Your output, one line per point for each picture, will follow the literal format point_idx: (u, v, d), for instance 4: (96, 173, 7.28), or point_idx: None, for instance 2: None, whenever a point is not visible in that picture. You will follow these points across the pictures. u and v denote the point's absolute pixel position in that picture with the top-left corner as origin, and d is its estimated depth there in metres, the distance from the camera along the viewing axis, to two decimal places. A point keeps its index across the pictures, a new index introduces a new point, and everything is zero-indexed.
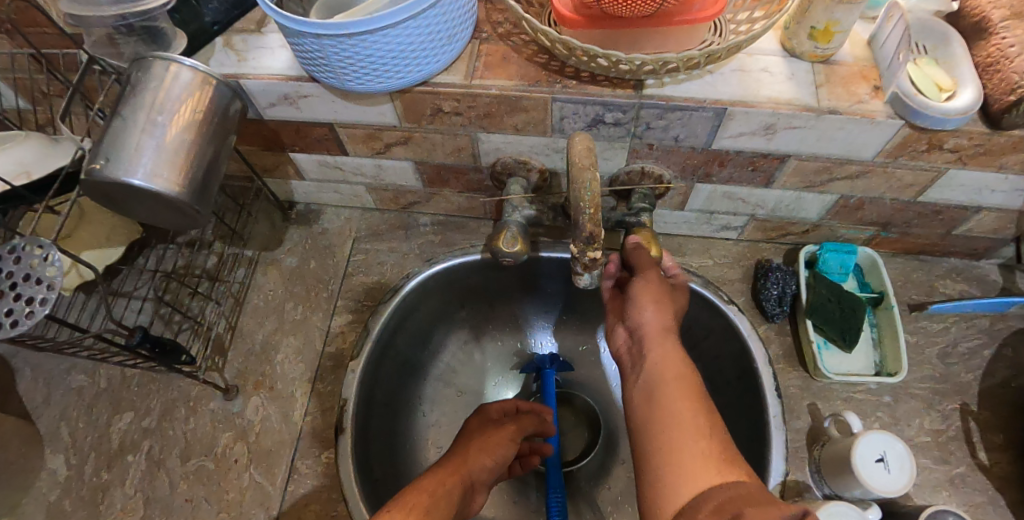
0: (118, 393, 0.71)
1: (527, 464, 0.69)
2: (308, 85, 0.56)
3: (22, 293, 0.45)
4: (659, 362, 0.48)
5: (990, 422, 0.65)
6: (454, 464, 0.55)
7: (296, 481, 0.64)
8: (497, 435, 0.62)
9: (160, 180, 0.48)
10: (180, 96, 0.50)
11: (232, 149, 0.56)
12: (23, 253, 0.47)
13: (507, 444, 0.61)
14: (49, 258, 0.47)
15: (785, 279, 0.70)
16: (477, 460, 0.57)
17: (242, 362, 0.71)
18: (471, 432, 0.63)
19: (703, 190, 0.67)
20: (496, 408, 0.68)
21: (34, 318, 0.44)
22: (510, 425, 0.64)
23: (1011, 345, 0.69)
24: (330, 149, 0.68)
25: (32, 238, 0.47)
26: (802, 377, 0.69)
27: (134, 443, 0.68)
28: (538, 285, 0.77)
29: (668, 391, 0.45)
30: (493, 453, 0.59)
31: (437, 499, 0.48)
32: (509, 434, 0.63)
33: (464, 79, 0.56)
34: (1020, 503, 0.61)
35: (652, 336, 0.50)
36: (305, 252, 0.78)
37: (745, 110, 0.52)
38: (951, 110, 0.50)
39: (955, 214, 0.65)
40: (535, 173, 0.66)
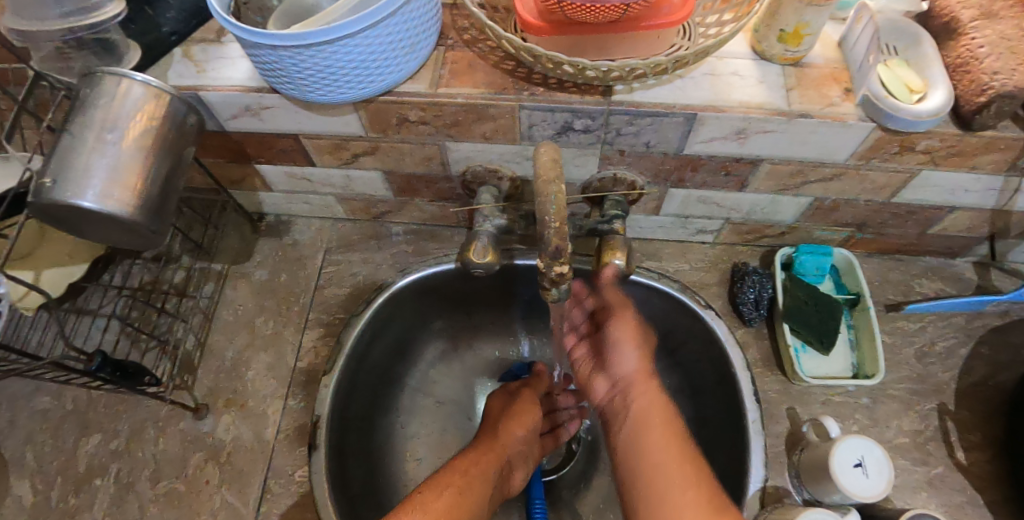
0: (86, 414, 0.69)
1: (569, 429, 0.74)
2: (269, 96, 0.55)
3: None
4: (637, 411, 0.49)
5: (968, 421, 0.65)
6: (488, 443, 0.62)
7: (269, 501, 0.63)
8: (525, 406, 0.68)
9: (111, 201, 0.46)
10: (132, 113, 0.49)
11: (187, 165, 0.54)
12: None
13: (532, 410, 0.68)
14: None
15: (761, 282, 0.70)
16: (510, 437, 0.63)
17: (212, 380, 0.69)
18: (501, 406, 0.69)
19: (678, 195, 0.66)
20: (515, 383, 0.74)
21: None
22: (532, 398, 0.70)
23: (988, 343, 0.69)
24: (297, 160, 0.66)
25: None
26: (780, 381, 0.68)
27: (102, 467, 0.66)
28: (514, 292, 0.76)
29: (653, 447, 0.47)
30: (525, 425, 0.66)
31: (472, 479, 0.55)
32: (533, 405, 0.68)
33: (429, 88, 0.54)
34: (998, 501, 0.61)
35: (635, 388, 0.52)
36: (276, 264, 0.76)
37: (716, 115, 0.52)
38: (923, 112, 0.49)
39: (929, 214, 0.64)
40: (506, 181, 0.65)
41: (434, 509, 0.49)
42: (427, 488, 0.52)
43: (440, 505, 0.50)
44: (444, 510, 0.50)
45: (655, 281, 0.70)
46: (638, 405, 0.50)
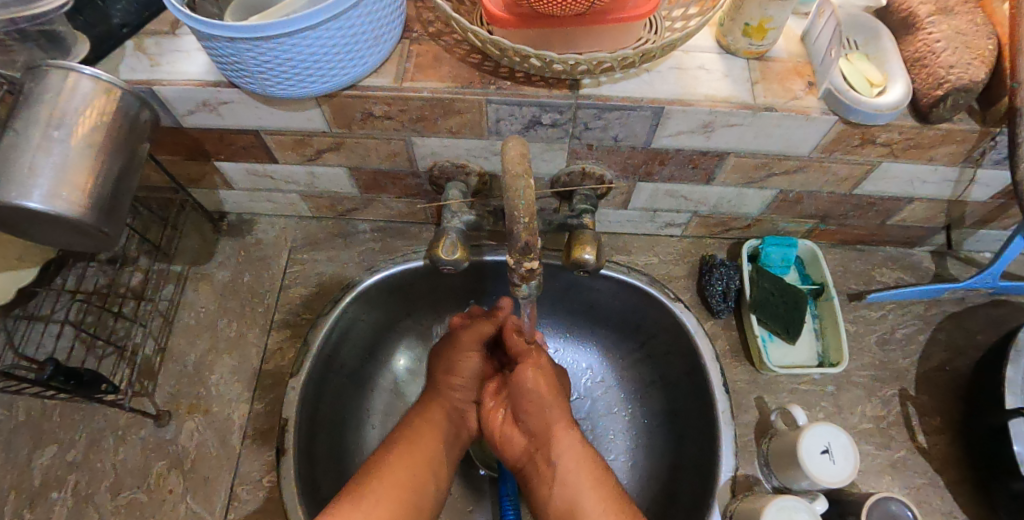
0: (39, 425, 0.66)
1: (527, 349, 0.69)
2: (227, 91, 0.53)
3: None
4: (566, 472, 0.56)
5: (928, 405, 0.67)
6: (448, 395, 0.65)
7: (236, 508, 0.61)
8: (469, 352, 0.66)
9: (59, 201, 0.44)
10: (80, 108, 0.46)
11: (142, 162, 0.52)
12: None
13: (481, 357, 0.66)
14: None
15: (729, 274, 0.71)
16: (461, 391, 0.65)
17: (174, 385, 0.67)
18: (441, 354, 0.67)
19: (646, 188, 0.66)
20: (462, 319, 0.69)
21: None
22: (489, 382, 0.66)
23: (945, 329, 0.71)
24: (258, 157, 0.64)
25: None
26: (748, 371, 0.69)
27: (58, 479, 0.63)
28: (485, 288, 0.76)
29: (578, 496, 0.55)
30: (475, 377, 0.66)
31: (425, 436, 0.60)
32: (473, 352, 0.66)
33: (394, 82, 0.53)
34: (957, 482, 0.63)
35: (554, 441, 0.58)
36: (238, 264, 0.74)
37: (683, 109, 0.52)
38: (883, 105, 0.50)
39: (889, 205, 0.66)
40: (474, 176, 0.64)
41: (389, 474, 0.54)
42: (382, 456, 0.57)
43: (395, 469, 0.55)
44: (399, 475, 0.54)
45: (624, 275, 0.71)
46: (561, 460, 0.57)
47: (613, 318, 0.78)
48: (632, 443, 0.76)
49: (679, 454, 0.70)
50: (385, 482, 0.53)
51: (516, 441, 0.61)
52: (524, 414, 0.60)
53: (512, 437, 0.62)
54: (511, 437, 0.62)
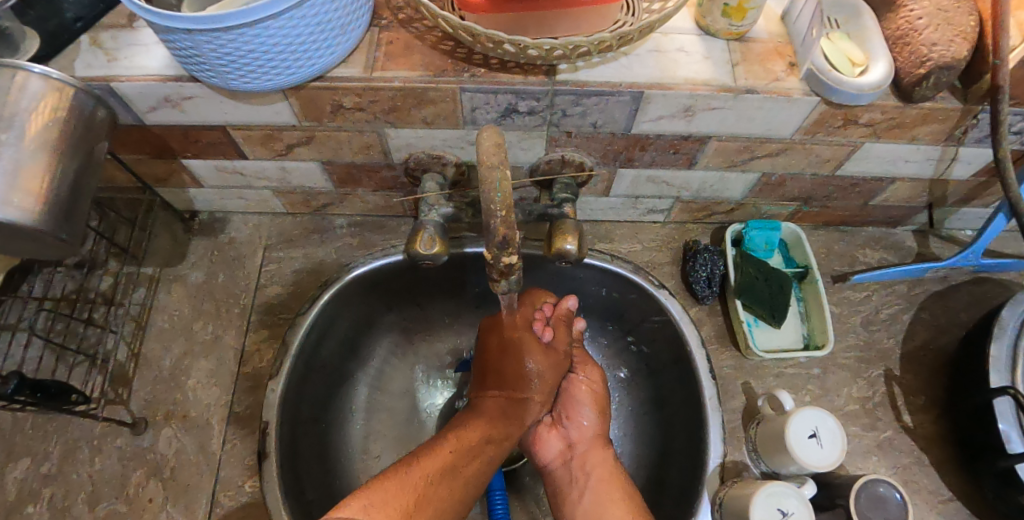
0: (10, 438, 0.64)
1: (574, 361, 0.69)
2: (188, 85, 0.50)
3: None
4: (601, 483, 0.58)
5: (912, 385, 0.67)
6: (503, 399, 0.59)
7: (219, 514, 0.60)
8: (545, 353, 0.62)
9: (12, 209, 0.41)
10: (30, 108, 0.43)
11: (97, 164, 0.49)
12: None
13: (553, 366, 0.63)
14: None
15: (713, 260, 0.70)
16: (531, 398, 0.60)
17: (150, 392, 0.65)
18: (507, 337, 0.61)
19: (628, 175, 0.65)
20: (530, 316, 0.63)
21: None
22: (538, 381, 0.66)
23: (928, 308, 0.71)
24: (226, 153, 0.62)
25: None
26: (735, 356, 0.69)
27: (33, 493, 0.61)
28: (467, 281, 0.75)
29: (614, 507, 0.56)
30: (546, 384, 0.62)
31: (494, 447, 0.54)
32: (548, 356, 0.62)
33: (364, 72, 0.51)
34: (942, 459, 0.64)
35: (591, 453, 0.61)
36: (212, 265, 0.72)
37: (662, 93, 0.50)
38: (865, 85, 0.49)
39: (872, 185, 0.66)
40: (451, 167, 0.62)
41: (461, 473, 0.49)
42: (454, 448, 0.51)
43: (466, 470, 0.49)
44: (467, 476, 0.49)
45: (608, 263, 0.70)
46: (596, 471, 0.60)
47: (599, 307, 0.77)
48: (620, 433, 0.75)
49: (667, 440, 0.70)
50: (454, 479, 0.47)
51: (550, 441, 0.63)
52: (567, 420, 0.64)
53: (547, 435, 0.63)
54: (546, 436, 0.63)
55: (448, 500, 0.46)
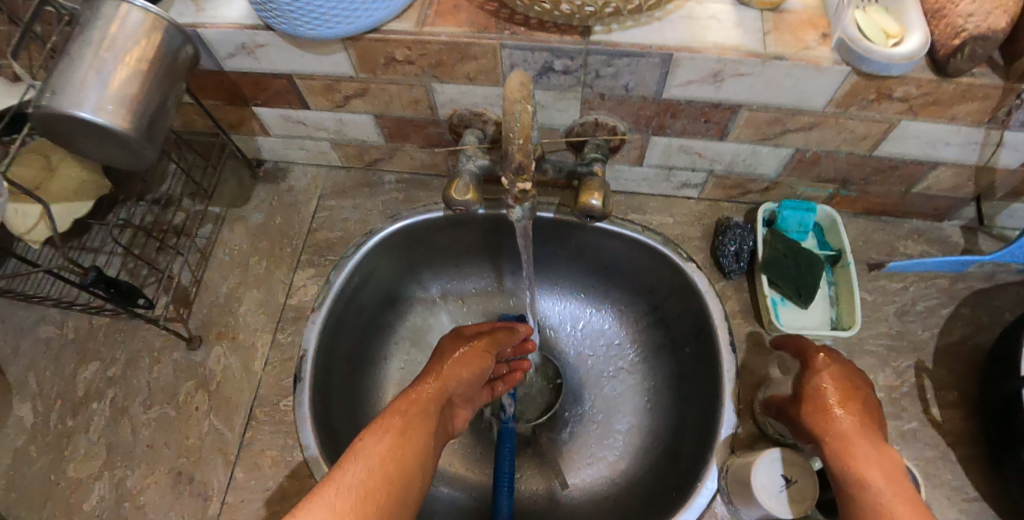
0: (85, 343, 0.73)
1: (510, 381, 0.72)
2: (262, 33, 0.57)
3: None
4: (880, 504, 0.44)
5: (945, 379, 0.64)
6: (427, 382, 0.60)
7: (254, 427, 0.66)
8: (474, 351, 0.64)
9: (104, 113, 0.45)
10: (131, 34, 0.47)
11: (181, 92, 0.53)
12: None
13: (482, 357, 0.64)
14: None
15: (744, 235, 0.70)
16: (443, 382, 0.60)
17: (206, 314, 0.73)
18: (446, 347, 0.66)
19: (659, 143, 0.67)
20: (470, 327, 0.69)
21: None
22: (481, 360, 0.64)
23: (970, 304, 0.68)
24: (291, 103, 0.69)
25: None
26: (756, 332, 0.69)
27: (99, 392, 0.70)
28: (501, 245, 0.80)
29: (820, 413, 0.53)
30: (471, 366, 0.63)
31: (413, 419, 0.55)
32: (470, 351, 0.64)
33: (415, 27, 0.56)
34: (971, 458, 0.61)
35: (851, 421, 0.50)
36: (272, 208, 0.80)
37: (691, 56, 0.53)
38: (897, 55, 0.50)
39: (912, 169, 0.65)
40: (492, 125, 0.66)
41: (374, 455, 0.50)
42: (368, 434, 0.53)
43: (381, 450, 0.51)
44: (384, 455, 0.51)
45: (639, 233, 0.72)
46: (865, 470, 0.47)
47: (627, 280, 0.79)
48: (638, 410, 0.77)
49: (683, 414, 0.71)
50: (370, 462, 0.50)
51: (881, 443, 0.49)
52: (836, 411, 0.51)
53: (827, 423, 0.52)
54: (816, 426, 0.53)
55: (377, 493, 0.48)
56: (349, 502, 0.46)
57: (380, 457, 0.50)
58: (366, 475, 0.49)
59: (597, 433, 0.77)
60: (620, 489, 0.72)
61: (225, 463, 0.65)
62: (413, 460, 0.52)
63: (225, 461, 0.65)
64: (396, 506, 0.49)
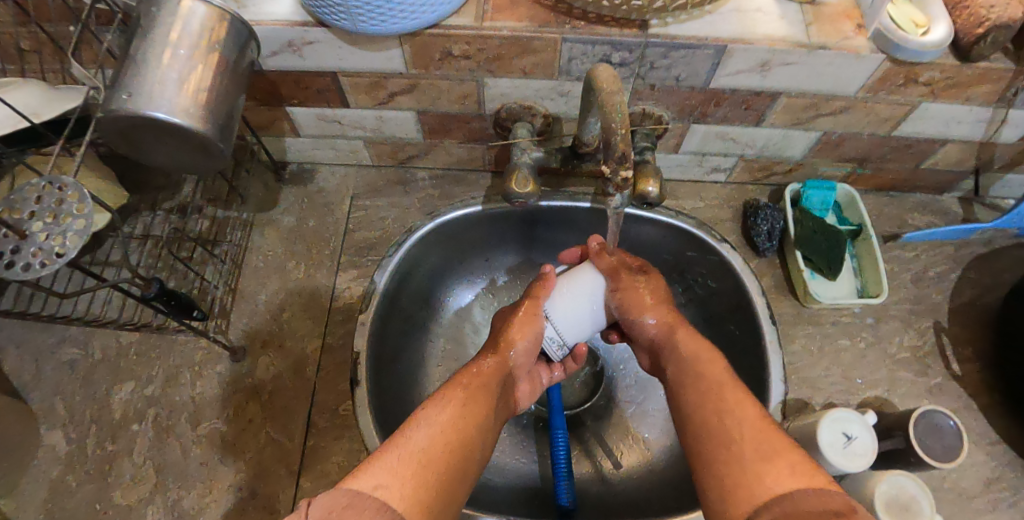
0: (116, 363, 0.69)
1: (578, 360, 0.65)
2: (315, 31, 0.55)
3: (29, 249, 0.41)
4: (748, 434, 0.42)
5: (961, 336, 0.71)
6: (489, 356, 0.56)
7: (314, 435, 0.65)
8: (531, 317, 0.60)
9: (185, 115, 0.45)
10: (197, 31, 0.47)
11: (246, 91, 0.52)
12: (60, 206, 0.42)
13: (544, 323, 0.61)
14: (78, 199, 0.43)
15: (774, 216, 0.74)
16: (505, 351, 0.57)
17: (247, 323, 0.71)
18: (504, 317, 0.63)
19: (698, 130, 0.70)
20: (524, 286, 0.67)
21: (63, 259, 0.41)
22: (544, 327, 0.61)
23: (974, 268, 0.75)
24: (331, 101, 0.67)
25: (53, 177, 0.43)
26: (793, 305, 0.73)
27: (138, 412, 0.66)
28: (536, 235, 0.81)
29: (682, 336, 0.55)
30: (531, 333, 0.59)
31: (474, 391, 0.51)
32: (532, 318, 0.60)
33: (475, 22, 0.56)
34: (991, 406, 0.68)
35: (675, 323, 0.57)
36: (303, 211, 0.78)
37: (744, 47, 0.56)
38: (928, 43, 0.54)
39: (925, 147, 0.71)
40: (539, 118, 0.68)
41: (438, 423, 0.46)
42: (428, 404, 0.48)
43: (444, 418, 0.46)
44: (449, 424, 0.46)
45: (674, 218, 0.75)
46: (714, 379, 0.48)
47: (658, 264, 0.82)
48: None
49: None
50: (433, 430, 0.45)
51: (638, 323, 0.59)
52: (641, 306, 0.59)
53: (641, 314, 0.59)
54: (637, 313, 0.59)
55: (440, 463, 0.43)
56: (411, 468, 0.41)
57: (444, 425, 0.46)
58: (427, 443, 0.43)
59: (636, 413, 0.79)
60: (665, 463, 0.74)
61: (288, 473, 0.63)
62: (476, 432, 0.48)
63: (288, 472, 0.63)
64: (460, 478, 0.44)
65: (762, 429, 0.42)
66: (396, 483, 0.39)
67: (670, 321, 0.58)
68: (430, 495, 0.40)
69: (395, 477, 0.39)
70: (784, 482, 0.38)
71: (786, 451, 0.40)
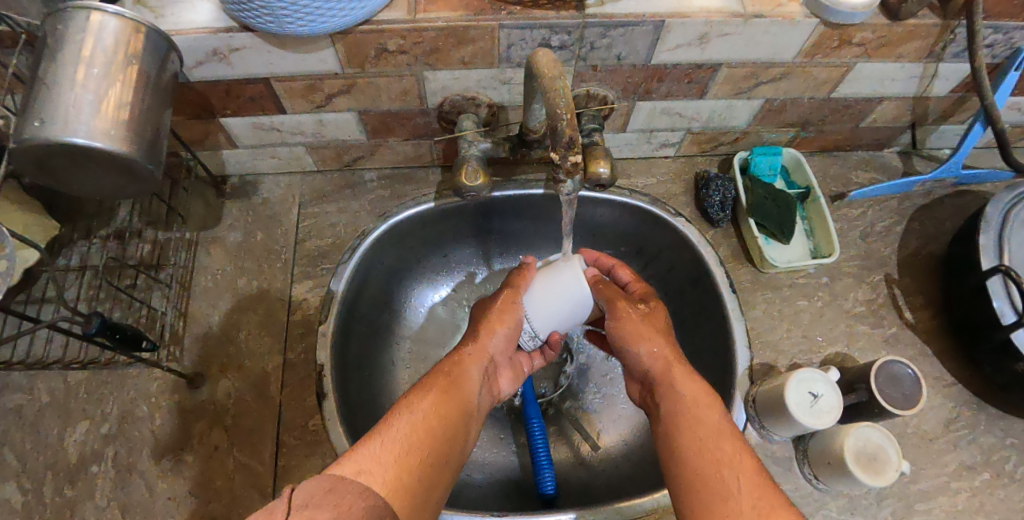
0: (65, 404, 0.65)
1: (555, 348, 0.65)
2: (239, 35, 0.52)
3: None
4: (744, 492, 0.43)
5: (910, 286, 0.74)
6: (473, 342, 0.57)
7: (286, 454, 0.63)
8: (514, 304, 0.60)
9: (106, 138, 0.42)
10: (111, 46, 0.43)
11: (173, 105, 0.49)
12: None
13: None
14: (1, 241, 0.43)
15: (724, 185, 0.75)
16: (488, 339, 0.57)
17: (202, 348, 0.68)
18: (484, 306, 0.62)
19: (644, 107, 0.70)
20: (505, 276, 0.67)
21: None
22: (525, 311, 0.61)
23: (917, 219, 0.78)
24: (266, 109, 0.64)
25: None
26: (751, 272, 0.75)
27: (96, 453, 0.63)
28: (492, 227, 0.81)
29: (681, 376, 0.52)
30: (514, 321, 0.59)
31: (457, 379, 0.52)
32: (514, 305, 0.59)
33: (407, 15, 0.54)
34: (942, 349, 0.71)
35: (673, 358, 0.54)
36: (249, 225, 0.75)
37: (681, 21, 0.56)
38: (859, 5, 0.55)
39: (862, 106, 0.72)
40: (484, 108, 0.66)
41: (421, 408, 0.47)
42: (412, 391, 0.49)
43: (427, 405, 0.47)
44: (431, 409, 0.47)
45: (628, 197, 0.75)
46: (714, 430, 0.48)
47: (615, 244, 0.82)
48: None
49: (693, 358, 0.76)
50: (415, 417, 0.46)
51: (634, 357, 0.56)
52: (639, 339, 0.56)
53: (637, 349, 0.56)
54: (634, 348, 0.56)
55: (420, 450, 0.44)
56: (392, 453, 0.42)
57: (427, 411, 0.47)
58: (410, 430, 0.45)
59: (608, 393, 0.81)
60: (642, 440, 0.76)
61: (263, 497, 0.61)
62: (457, 419, 0.49)
63: (262, 495, 0.61)
64: (440, 465, 0.45)
65: (754, 483, 0.43)
66: (377, 469, 0.41)
67: (668, 358, 0.54)
68: (408, 480, 0.41)
69: (376, 464, 0.41)
70: None
71: (780, 507, 0.41)
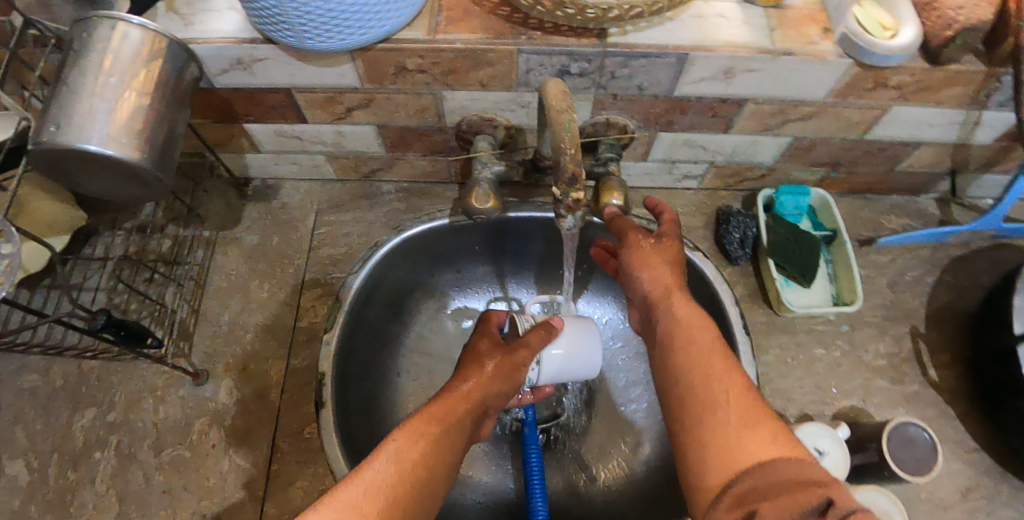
0: (77, 389, 0.68)
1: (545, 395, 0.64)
2: (262, 47, 0.53)
3: None
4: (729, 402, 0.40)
5: (937, 342, 0.70)
6: (467, 388, 0.53)
7: (278, 459, 0.63)
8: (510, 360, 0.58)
9: (117, 145, 0.43)
10: (130, 56, 0.44)
11: (189, 114, 0.50)
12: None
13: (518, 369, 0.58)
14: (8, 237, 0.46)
15: (746, 222, 0.73)
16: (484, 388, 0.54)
17: (209, 346, 0.69)
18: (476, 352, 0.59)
19: (665, 138, 0.68)
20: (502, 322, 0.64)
21: None
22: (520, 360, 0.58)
23: (951, 272, 0.74)
24: (287, 117, 0.65)
25: None
26: (766, 314, 0.72)
27: (100, 440, 0.65)
28: (505, 246, 0.80)
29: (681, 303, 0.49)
30: (509, 377, 0.57)
31: (450, 427, 0.48)
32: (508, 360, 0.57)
33: (427, 35, 0.54)
34: (968, 413, 0.66)
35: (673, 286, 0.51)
36: (266, 228, 0.76)
37: (706, 55, 0.54)
38: (896, 47, 0.52)
39: (898, 149, 0.69)
40: (501, 129, 0.66)
41: (407, 457, 0.43)
42: (401, 434, 0.45)
43: (414, 454, 0.44)
44: (418, 459, 0.44)
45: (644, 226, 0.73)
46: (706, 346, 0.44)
47: None
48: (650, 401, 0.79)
49: None
50: (401, 467, 0.43)
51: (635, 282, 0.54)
52: (638, 268, 0.53)
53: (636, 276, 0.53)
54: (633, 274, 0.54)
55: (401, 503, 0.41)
56: (372, 507, 0.39)
57: (414, 461, 0.44)
58: (393, 479, 0.42)
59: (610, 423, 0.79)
60: (640, 476, 0.74)
61: (252, 499, 0.62)
62: (444, 472, 0.45)
63: (251, 498, 0.62)
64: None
65: (740, 399, 0.40)
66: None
67: (668, 285, 0.51)
68: None
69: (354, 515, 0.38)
70: (764, 449, 0.36)
71: (767, 417, 0.38)
